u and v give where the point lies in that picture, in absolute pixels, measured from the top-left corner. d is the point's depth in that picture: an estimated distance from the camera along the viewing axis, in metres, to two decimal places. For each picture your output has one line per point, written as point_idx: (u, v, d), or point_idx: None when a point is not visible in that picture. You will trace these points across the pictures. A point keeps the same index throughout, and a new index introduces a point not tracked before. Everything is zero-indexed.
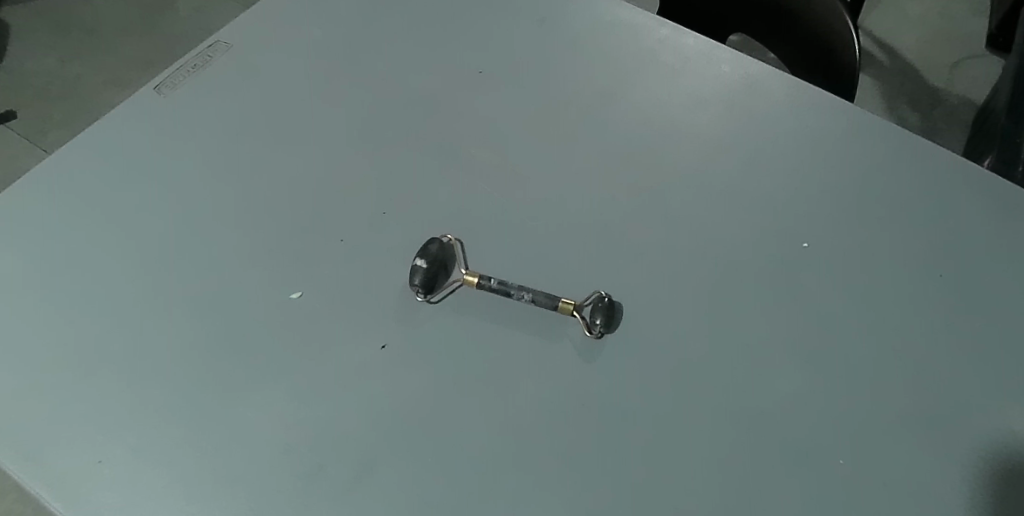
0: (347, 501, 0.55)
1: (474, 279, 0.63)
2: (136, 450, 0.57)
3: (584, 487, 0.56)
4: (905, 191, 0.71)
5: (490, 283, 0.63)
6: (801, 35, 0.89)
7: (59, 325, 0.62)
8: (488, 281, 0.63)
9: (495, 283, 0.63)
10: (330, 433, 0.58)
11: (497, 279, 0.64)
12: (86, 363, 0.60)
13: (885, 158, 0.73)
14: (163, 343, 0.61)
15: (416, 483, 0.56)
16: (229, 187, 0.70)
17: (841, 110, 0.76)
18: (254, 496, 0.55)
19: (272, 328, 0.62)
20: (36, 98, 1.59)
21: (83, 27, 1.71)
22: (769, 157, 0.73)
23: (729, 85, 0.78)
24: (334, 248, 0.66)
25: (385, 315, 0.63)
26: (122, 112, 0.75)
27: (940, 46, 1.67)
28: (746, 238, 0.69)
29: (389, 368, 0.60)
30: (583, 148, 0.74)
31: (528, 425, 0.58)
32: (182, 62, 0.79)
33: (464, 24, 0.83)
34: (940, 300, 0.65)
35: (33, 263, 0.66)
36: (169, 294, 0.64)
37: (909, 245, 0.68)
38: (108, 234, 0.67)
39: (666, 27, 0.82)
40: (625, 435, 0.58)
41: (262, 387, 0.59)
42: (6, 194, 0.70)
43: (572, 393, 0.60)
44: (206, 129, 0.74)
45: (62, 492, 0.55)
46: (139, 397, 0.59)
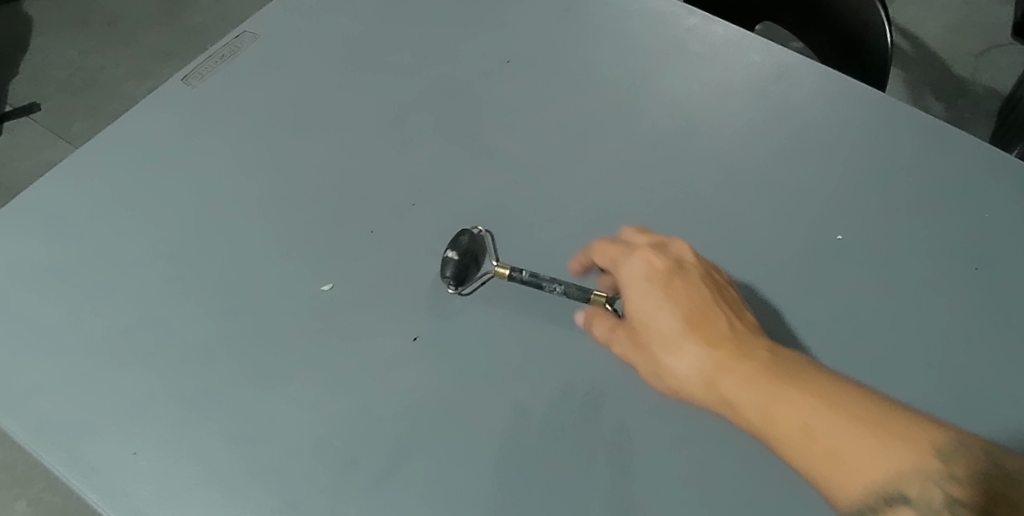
0: (380, 492, 0.55)
1: (505, 271, 0.62)
2: (171, 443, 0.57)
3: (616, 482, 0.55)
4: (940, 183, 0.70)
5: (521, 275, 0.62)
6: (831, 24, 0.87)
7: (93, 316, 0.63)
8: (520, 273, 0.62)
9: (527, 275, 0.62)
10: (362, 427, 0.57)
11: (528, 271, 0.63)
12: (120, 354, 0.61)
13: (920, 148, 0.72)
14: (196, 335, 0.61)
15: (448, 479, 0.55)
16: (259, 179, 0.70)
17: (874, 100, 0.75)
18: (287, 490, 0.55)
19: (303, 320, 0.62)
20: (60, 91, 1.60)
21: (103, 19, 1.72)
22: (803, 147, 0.72)
23: (760, 75, 0.77)
24: (362, 240, 0.66)
25: (416, 308, 0.63)
26: (152, 102, 0.75)
27: (965, 35, 1.64)
28: (780, 231, 0.67)
29: (421, 361, 0.60)
30: (612, 139, 0.73)
31: (560, 419, 0.58)
32: (209, 53, 0.79)
33: (489, 14, 0.82)
34: (975, 294, 0.64)
35: (62, 253, 0.66)
36: (200, 287, 0.64)
37: (944, 237, 0.67)
38: (139, 226, 0.67)
39: (695, 16, 0.80)
40: (658, 430, 0.57)
41: (294, 379, 0.59)
42: (39, 185, 0.70)
43: (603, 388, 0.59)
44: (235, 121, 0.74)
45: (97, 483, 0.56)
46: (172, 389, 0.59)
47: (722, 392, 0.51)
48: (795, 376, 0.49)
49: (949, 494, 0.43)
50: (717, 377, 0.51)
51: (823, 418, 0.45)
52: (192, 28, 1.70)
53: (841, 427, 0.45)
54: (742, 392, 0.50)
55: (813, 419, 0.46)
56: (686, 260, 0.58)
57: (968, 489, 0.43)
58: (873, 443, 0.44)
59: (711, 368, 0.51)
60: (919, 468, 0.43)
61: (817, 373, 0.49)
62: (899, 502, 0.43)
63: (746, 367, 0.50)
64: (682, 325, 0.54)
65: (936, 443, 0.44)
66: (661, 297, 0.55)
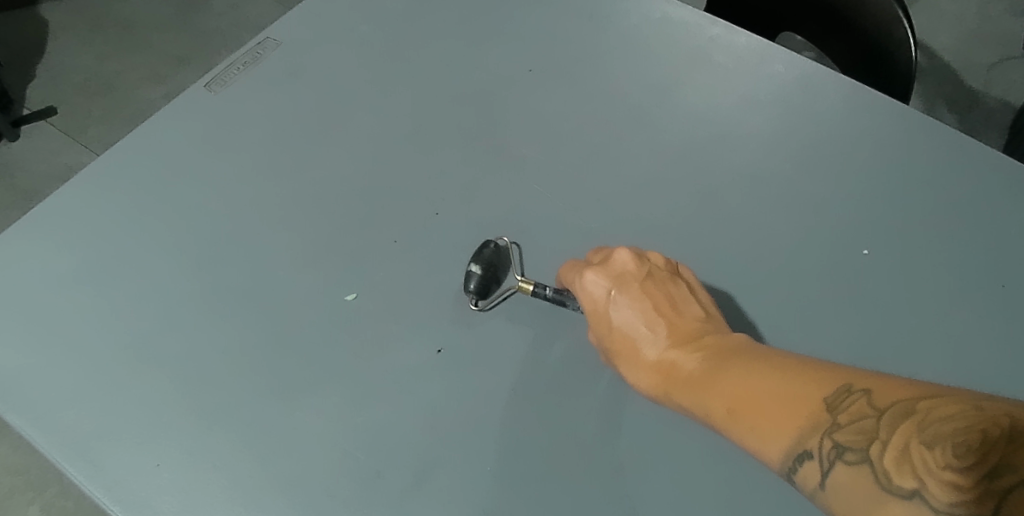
0: (405, 505, 0.54)
1: (529, 288, 0.62)
2: (195, 454, 0.56)
3: (644, 498, 0.54)
4: (969, 196, 0.69)
5: (545, 293, 0.62)
6: (854, 35, 0.86)
7: (116, 325, 0.62)
8: (543, 290, 0.62)
9: (551, 292, 0.62)
10: (386, 439, 0.57)
11: (553, 288, 0.62)
12: (143, 364, 0.60)
13: (948, 161, 0.71)
14: (219, 344, 0.61)
15: (473, 493, 0.55)
16: (281, 187, 0.70)
17: (902, 113, 0.74)
18: (311, 503, 0.54)
19: (327, 330, 0.61)
20: (75, 94, 1.61)
21: (119, 23, 1.72)
22: (829, 160, 0.71)
23: (785, 86, 0.76)
24: (385, 250, 0.66)
25: (439, 319, 0.62)
26: (175, 110, 0.75)
27: (981, 46, 1.63)
28: (807, 244, 0.67)
29: (445, 373, 0.59)
30: (635, 149, 0.72)
31: (586, 433, 0.57)
32: (232, 60, 0.78)
33: (511, 23, 0.82)
34: (1008, 310, 0.63)
35: (85, 260, 0.66)
36: (224, 295, 0.63)
37: (974, 251, 0.66)
38: (163, 234, 0.67)
39: (717, 26, 0.80)
40: (686, 446, 0.56)
41: (318, 390, 0.59)
42: (63, 192, 0.70)
43: (630, 402, 0.58)
44: (257, 129, 0.74)
45: (121, 494, 0.55)
46: (196, 399, 0.58)
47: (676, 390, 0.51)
48: (729, 362, 0.49)
49: (834, 443, 0.38)
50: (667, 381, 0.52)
51: (742, 390, 0.45)
52: (207, 33, 1.70)
53: (761, 400, 0.43)
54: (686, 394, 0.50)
55: (734, 395, 0.45)
56: (628, 263, 0.58)
57: (848, 434, 0.38)
58: (786, 406, 0.42)
59: (659, 372, 0.53)
60: (803, 428, 0.40)
61: (756, 354, 0.48)
62: (807, 458, 0.40)
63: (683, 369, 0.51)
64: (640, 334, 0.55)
65: (823, 409, 0.40)
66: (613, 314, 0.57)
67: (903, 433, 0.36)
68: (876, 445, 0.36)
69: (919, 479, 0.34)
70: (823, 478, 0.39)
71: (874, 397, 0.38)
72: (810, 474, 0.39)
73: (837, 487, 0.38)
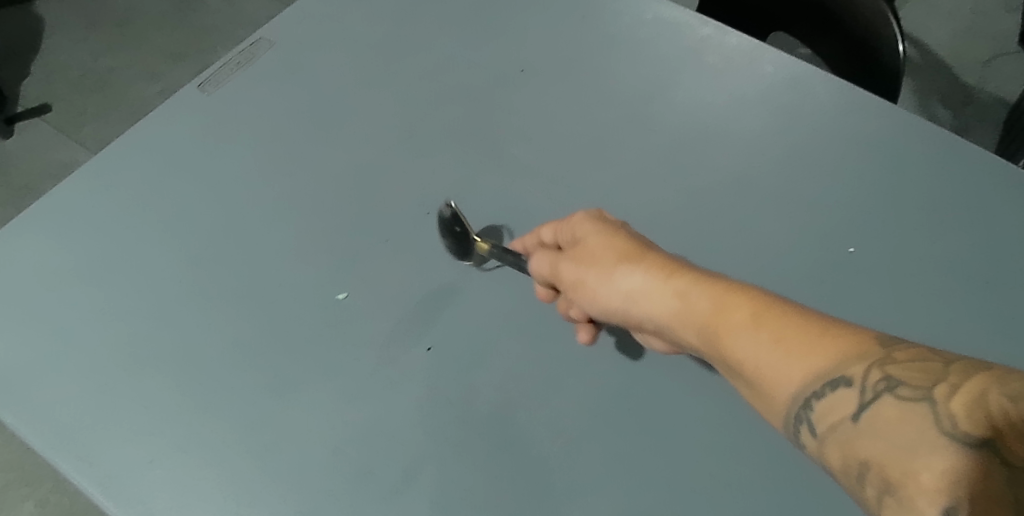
0: (396, 500, 0.55)
1: (484, 245, 0.64)
2: (188, 451, 0.57)
3: (631, 493, 0.55)
4: (953, 196, 0.70)
5: (497, 250, 0.63)
6: (844, 35, 0.87)
7: (111, 324, 0.63)
8: (497, 247, 0.63)
9: (503, 249, 0.63)
10: (376, 436, 0.57)
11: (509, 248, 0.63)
12: (137, 361, 0.61)
13: (934, 162, 0.72)
14: (212, 342, 0.62)
15: (462, 489, 0.56)
16: (274, 186, 0.70)
17: (888, 113, 0.74)
18: (303, 498, 0.55)
19: (318, 328, 0.62)
20: (70, 91, 1.61)
21: (114, 19, 1.72)
22: (816, 160, 0.72)
23: (774, 87, 0.77)
24: (377, 249, 0.66)
25: (430, 317, 0.63)
26: (169, 109, 0.76)
27: (974, 42, 1.64)
28: (794, 244, 0.67)
29: (435, 370, 0.60)
30: (625, 149, 0.73)
31: (574, 430, 0.58)
32: (225, 59, 0.79)
33: (502, 23, 0.82)
34: (988, 307, 0.64)
35: (79, 258, 0.67)
36: (217, 294, 0.64)
37: (956, 250, 0.67)
38: (157, 232, 0.68)
39: (708, 26, 0.81)
40: (672, 442, 0.57)
41: (309, 387, 0.59)
42: (57, 191, 0.71)
43: (617, 400, 0.59)
44: (250, 128, 0.74)
45: (115, 490, 0.56)
46: (189, 397, 0.59)
47: (683, 308, 0.44)
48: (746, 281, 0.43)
49: (883, 375, 0.33)
50: (672, 294, 0.45)
51: (769, 309, 0.39)
52: (202, 29, 1.70)
53: (796, 322, 0.38)
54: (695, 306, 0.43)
55: (759, 314, 0.39)
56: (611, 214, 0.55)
57: (903, 369, 0.33)
58: (823, 331, 0.37)
59: (663, 288, 0.45)
60: (842, 354, 0.35)
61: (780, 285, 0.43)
62: (842, 386, 0.34)
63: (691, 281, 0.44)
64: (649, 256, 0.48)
65: (869, 349, 0.35)
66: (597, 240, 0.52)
67: (977, 381, 0.30)
68: (943, 388, 0.31)
69: (994, 428, 0.29)
70: (858, 410, 0.33)
71: (937, 350, 0.34)
72: (840, 408, 0.34)
73: (875, 422, 0.32)
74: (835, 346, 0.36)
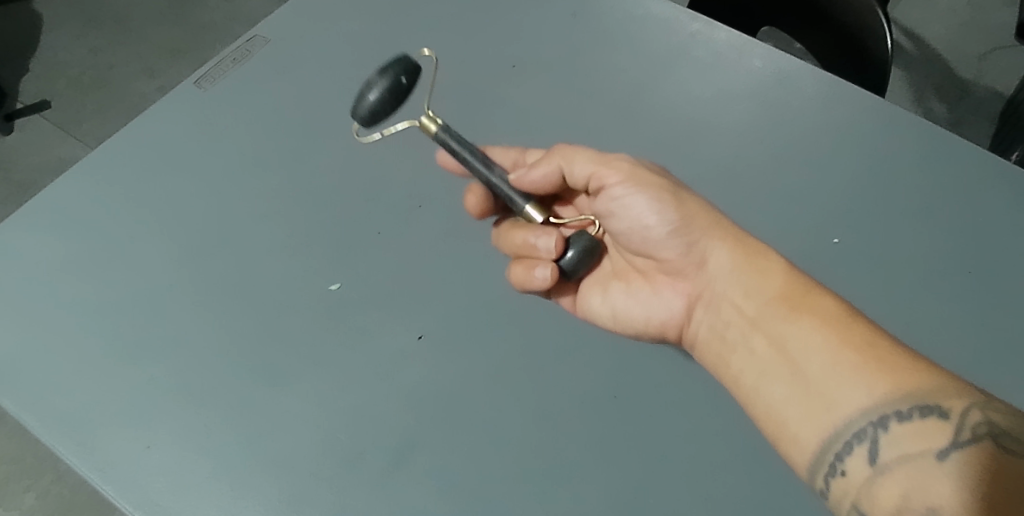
0: (386, 484, 0.57)
1: (431, 128, 0.58)
2: (184, 436, 0.58)
3: (614, 477, 0.57)
4: (936, 188, 0.71)
5: (446, 138, 0.57)
6: (834, 29, 0.88)
7: (109, 314, 0.64)
8: (444, 135, 0.57)
9: (450, 140, 0.57)
10: (367, 422, 0.59)
11: (458, 139, 0.58)
12: (135, 349, 0.62)
13: (918, 155, 0.73)
14: (208, 331, 0.63)
15: (450, 473, 0.57)
16: (268, 179, 0.72)
17: (874, 106, 0.75)
18: (295, 482, 0.57)
19: (311, 318, 0.63)
20: (70, 88, 1.62)
21: (113, 16, 1.73)
22: (802, 153, 0.73)
23: (761, 80, 0.78)
24: (369, 241, 0.68)
25: (421, 307, 0.64)
26: (166, 104, 0.77)
27: (971, 35, 1.64)
28: (777, 234, 0.69)
29: (425, 359, 0.62)
30: (614, 143, 0.74)
31: (560, 416, 0.59)
32: (222, 56, 0.80)
33: (495, 20, 0.83)
34: (966, 297, 0.65)
35: (78, 250, 0.68)
36: (212, 285, 0.66)
37: (937, 241, 0.68)
38: (154, 225, 0.69)
39: (697, 21, 0.82)
40: (656, 428, 0.59)
41: (302, 375, 0.61)
42: (57, 185, 0.72)
43: (603, 387, 0.60)
44: (245, 123, 0.75)
45: (113, 474, 0.57)
46: (185, 384, 0.61)
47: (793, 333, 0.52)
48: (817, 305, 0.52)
49: (982, 418, 0.44)
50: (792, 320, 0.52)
51: (850, 344, 0.49)
52: (201, 26, 1.71)
53: (866, 355, 0.48)
54: (795, 331, 0.52)
55: (841, 346, 0.49)
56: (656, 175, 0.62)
57: (1007, 420, 0.44)
58: (892, 367, 0.47)
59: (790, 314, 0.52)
60: (927, 390, 0.46)
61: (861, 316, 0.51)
62: (930, 415, 0.45)
63: (816, 300, 0.52)
64: (734, 258, 0.56)
65: (947, 382, 0.46)
66: (652, 194, 0.57)
67: None
68: None
69: None
70: (947, 442, 0.44)
71: (982, 392, 0.46)
72: (941, 434, 0.45)
73: (961, 454, 0.43)
74: (936, 380, 0.47)
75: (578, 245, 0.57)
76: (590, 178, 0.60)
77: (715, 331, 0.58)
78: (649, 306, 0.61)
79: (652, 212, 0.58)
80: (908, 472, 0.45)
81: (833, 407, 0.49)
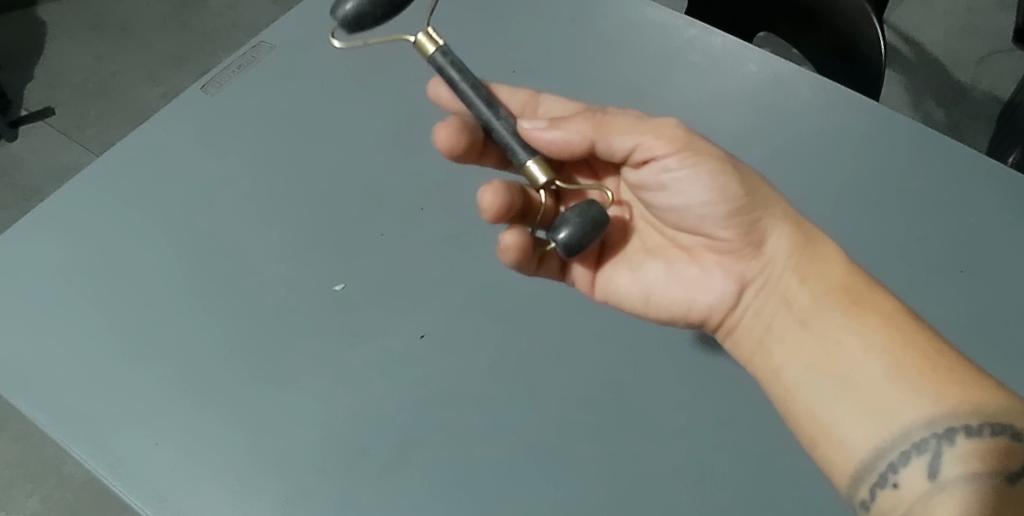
0: (389, 479, 0.58)
1: (426, 49, 0.55)
2: (192, 432, 0.60)
3: (613, 472, 0.58)
4: (929, 189, 0.72)
5: (439, 61, 0.55)
6: (828, 35, 0.89)
7: (118, 314, 0.66)
8: (438, 58, 0.54)
9: (444, 63, 0.54)
10: (371, 419, 0.60)
11: (452, 62, 0.55)
12: (144, 349, 0.64)
13: (911, 157, 0.74)
14: (215, 331, 0.64)
15: (452, 468, 0.58)
16: (273, 183, 0.73)
17: (868, 109, 0.77)
18: (300, 478, 0.58)
19: (315, 318, 0.65)
20: (74, 95, 1.64)
21: (117, 24, 1.75)
22: (797, 155, 0.75)
23: (757, 84, 0.79)
24: (372, 243, 0.69)
25: (424, 307, 0.65)
26: (173, 109, 0.78)
27: (967, 40, 1.66)
28: None
29: (428, 356, 0.63)
30: None
31: (560, 413, 0.60)
32: (227, 62, 0.81)
33: (495, 27, 0.85)
34: (958, 296, 0.67)
35: (87, 252, 0.70)
36: (219, 285, 0.67)
37: (930, 241, 0.70)
38: (161, 228, 0.70)
39: (694, 27, 0.83)
40: (654, 424, 0.60)
41: (307, 374, 0.62)
42: (65, 189, 0.74)
43: (602, 384, 0.62)
44: (250, 128, 0.77)
45: (122, 470, 0.59)
46: (193, 382, 0.62)
47: (857, 330, 0.53)
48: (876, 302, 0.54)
49: None
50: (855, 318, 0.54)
51: (916, 351, 0.51)
52: (204, 33, 1.73)
53: (932, 363, 0.50)
54: (857, 329, 0.54)
55: (908, 352, 0.51)
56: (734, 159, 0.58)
57: None
58: (959, 381, 0.50)
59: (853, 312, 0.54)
60: (993, 409, 0.48)
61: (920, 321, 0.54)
62: (998, 435, 0.48)
63: (880, 301, 0.54)
64: (793, 246, 0.57)
65: (1013, 403, 0.49)
66: (710, 174, 0.55)
67: None
68: None
69: None
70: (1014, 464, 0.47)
71: None
72: (1008, 455, 0.47)
73: None
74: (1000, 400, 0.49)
75: (572, 222, 0.52)
76: (634, 149, 0.57)
77: (762, 317, 0.59)
78: (690, 288, 0.61)
79: (698, 193, 0.56)
80: (972, 488, 0.47)
81: (896, 414, 0.50)
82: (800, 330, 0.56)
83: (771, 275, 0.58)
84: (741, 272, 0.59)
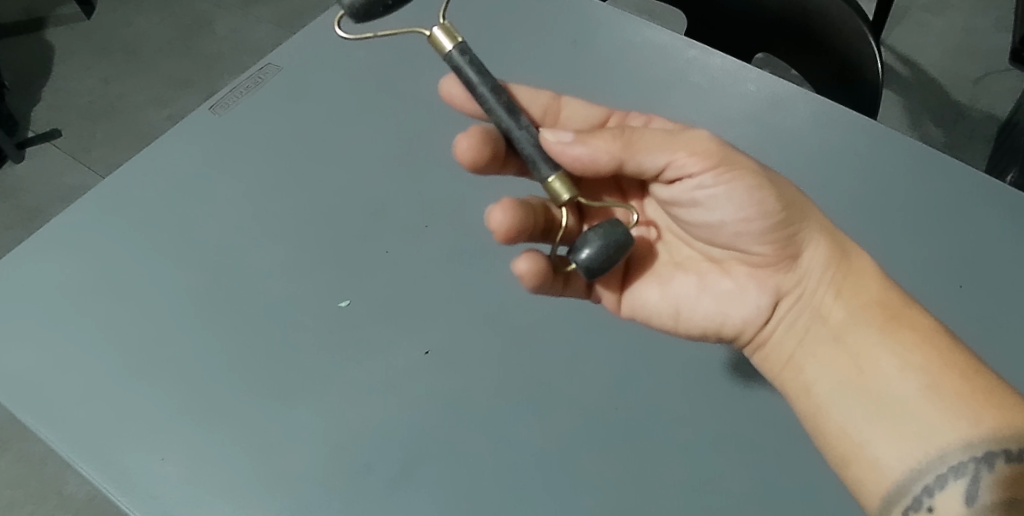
0: (393, 495, 0.58)
1: (441, 45, 0.53)
2: (198, 448, 0.60)
3: (617, 488, 0.58)
4: (927, 206, 0.73)
5: (455, 61, 0.53)
6: (826, 55, 0.91)
7: (125, 332, 0.66)
8: (454, 57, 0.53)
9: (460, 61, 0.53)
10: (375, 436, 0.60)
11: (469, 60, 0.53)
12: (150, 366, 0.64)
13: (909, 174, 0.75)
14: (221, 348, 0.65)
15: (457, 485, 0.58)
16: (279, 202, 0.74)
17: (866, 128, 0.78)
18: (305, 494, 0.58)
19: (321, 335, 0.65)
20: (80, 117, 1.65)
21: (123, 47, 1.77)
22: (797, 173, 0.76)
23: (756, 104, 0.80)
24: (376, 261, 0.69)
25: (428, 324, 0.66)
26: (180, 130, 0.79)
27: (964, 61, 1.67)
28: None
29: (432, 373, 0.63)
30: None
31: (564, 429, 0.61)
32: (235, 84, 0.83)
33: (498, 49, 0.86)
34: (958, 312, 0.67)
35: (94, 270, 0.70)
36: (225, 303, 0.67)
37: (929, 258, 0.70)
38: (168, 246, 0.71)
39: (694, 49, 0.84)
40: (658, 439, 0.60)
41: (312, 390, 0.62)
42: (74, 207, 0.74)
43: (606, 400, 0.62)
44: (257, 148, 0.78)
45: (128, 485, 0.59)
46: (199, 399, 0.62)
47: (891, 347, 0.55)
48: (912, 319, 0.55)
49: None
50: (890, 334, 0.55)
51: (949, 371, 0.53)
52: (210, 56, 1.75)
53: (963, 383, 0.52)
54: (891, 346, 0.55)
55: (941, 371, 0.53)
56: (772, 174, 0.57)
57: None
58: (995, 404, 0.51)
59: (887, 329, 0.56)
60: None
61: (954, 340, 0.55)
62: None
63: (915, 318, 0.55)
64: (829, 259, 0.58)
65: None
66: (746, 189, 0.54)
67: None
68: None
69: None
70: None
71: None
72: None
73: None
74: None
75: (594, 244, 0.52)
76: (666, 167, 0.55)
77: (795, 331, 0.60)
78: (724, 302, 0.61)
79: (730, 212, 0.56)
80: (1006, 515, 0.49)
81: (931, 435, 0.52)
82: (833, 346, 0.58)
83: (807, 288, 0.59)
84: (777, 285, 0.60)
